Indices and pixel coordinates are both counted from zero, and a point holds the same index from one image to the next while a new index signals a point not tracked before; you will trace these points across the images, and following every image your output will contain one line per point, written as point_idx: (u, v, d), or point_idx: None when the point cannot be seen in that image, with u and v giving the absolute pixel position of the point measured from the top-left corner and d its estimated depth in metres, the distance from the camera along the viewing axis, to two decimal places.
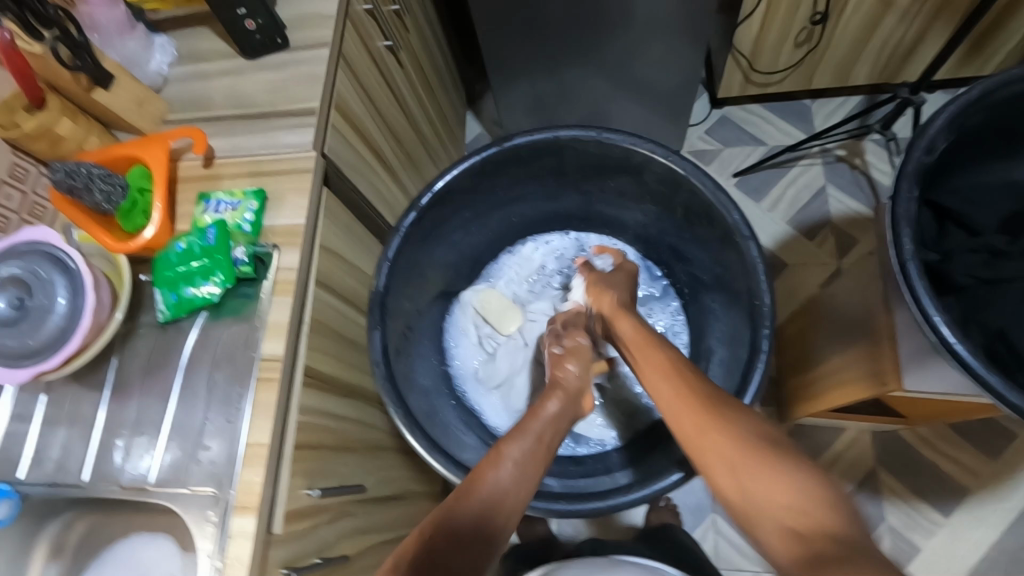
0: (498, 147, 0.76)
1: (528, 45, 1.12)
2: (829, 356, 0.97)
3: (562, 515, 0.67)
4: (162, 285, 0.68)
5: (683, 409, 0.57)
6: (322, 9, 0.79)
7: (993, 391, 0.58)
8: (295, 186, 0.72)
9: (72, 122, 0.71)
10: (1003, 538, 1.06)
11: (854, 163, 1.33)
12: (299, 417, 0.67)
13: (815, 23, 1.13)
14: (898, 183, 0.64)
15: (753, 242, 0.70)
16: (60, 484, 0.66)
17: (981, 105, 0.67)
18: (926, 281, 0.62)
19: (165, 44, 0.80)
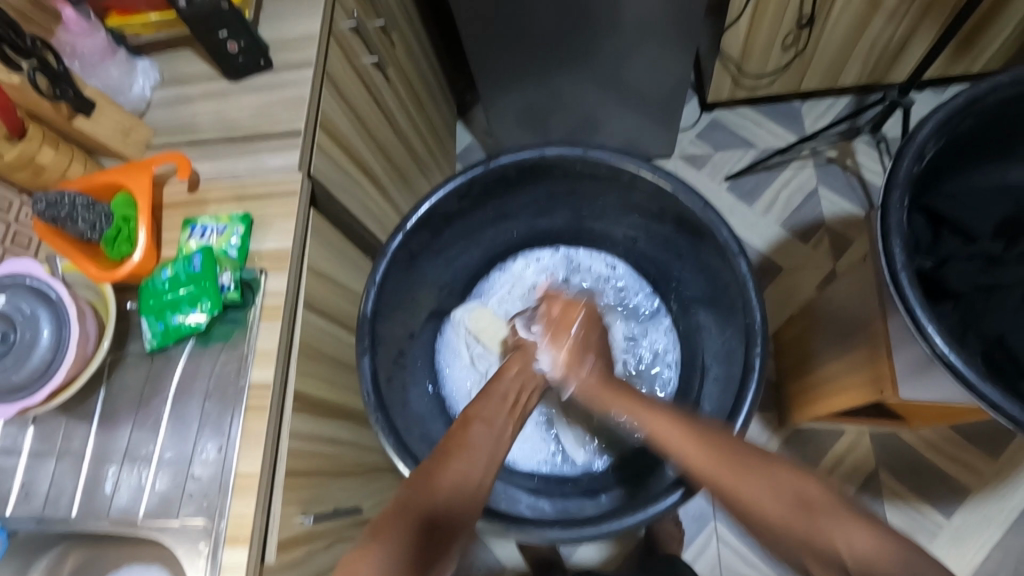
0: (484, 166, 0.76)
1: (516, 56, 1.12)
2: (828, 362, 0.96)
3: (557, 540, 0.66)
4: (149, 314, 0.67)
5: (712, 462, 0.61)
6: (305, 29, 0.78)
7: (990, 401, 0.57)
8: (281, 209, 0.71)
9: (54, 151, 0.70)
10: (1007, 538, 1.06)
11: (846, 165, 1.33)
12: (291, 443, 0.66)
13: (802, 26, 1.13)
14: (888, 192, 0.64)
15: (742, 257, 0.70)
16: (48, 519, 0.65)
17: (970, 110, 0.67)
18: (919, 291, 0.61)
19: (148, 67, 0.80)
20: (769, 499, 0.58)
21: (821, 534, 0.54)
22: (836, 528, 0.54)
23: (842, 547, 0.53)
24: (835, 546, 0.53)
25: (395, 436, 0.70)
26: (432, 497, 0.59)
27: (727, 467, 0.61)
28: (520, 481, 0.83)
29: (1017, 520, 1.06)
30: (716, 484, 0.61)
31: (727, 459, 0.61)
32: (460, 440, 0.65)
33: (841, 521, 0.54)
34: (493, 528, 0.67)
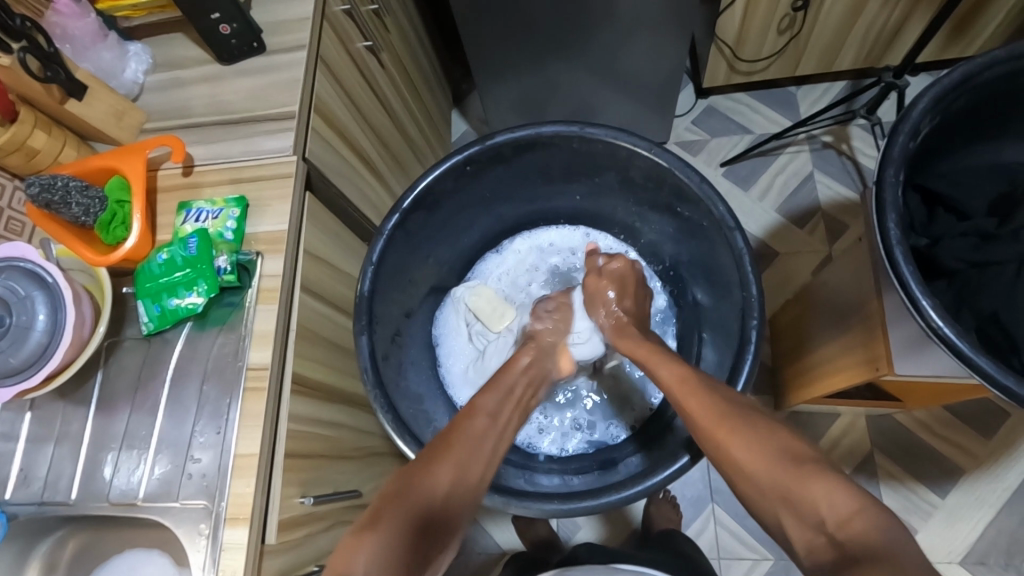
0: (481, 146, 0.75)
1: (510, 42, 1.11)
2: (824, 343, 0.97)
3: (557, 514, 0.67)
4: (145, 297, 0.67)
5: (711, 422, 0.61)
6: (298, 13, 0.78)
7: (985, 373, 0.58)
8: (276, 193, 0.71)
9: (47, 135, 0.70)
10: (1000, 517, 1.07)
11: (841, 149, 1.33)
12: (290, 425, 0.66)
13: (797, 10, 1.13)
14: (884, 169, 0.64)
15: (738, 232, 0.71)
16: (49, 502, 0.65)
17: (965, 86, 0.67)
18: (914, 264, 0.62)
19: (140, 51, 0.79)
20: (756, 456, 0.57)
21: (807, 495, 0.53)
22: (817, 486, 0.53)
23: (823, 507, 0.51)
24: (817, 506, 0.52)
25: (393, 413, 0.70)
26: (424, 491, 0.57)
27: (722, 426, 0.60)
28: (512, 457, 0.83)
29: (1011, 499, 1.07)
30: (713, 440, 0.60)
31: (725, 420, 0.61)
32: (459, 425, 0.64)
33: (825, 479, 0.53)
34: (492, 504, 0.68)
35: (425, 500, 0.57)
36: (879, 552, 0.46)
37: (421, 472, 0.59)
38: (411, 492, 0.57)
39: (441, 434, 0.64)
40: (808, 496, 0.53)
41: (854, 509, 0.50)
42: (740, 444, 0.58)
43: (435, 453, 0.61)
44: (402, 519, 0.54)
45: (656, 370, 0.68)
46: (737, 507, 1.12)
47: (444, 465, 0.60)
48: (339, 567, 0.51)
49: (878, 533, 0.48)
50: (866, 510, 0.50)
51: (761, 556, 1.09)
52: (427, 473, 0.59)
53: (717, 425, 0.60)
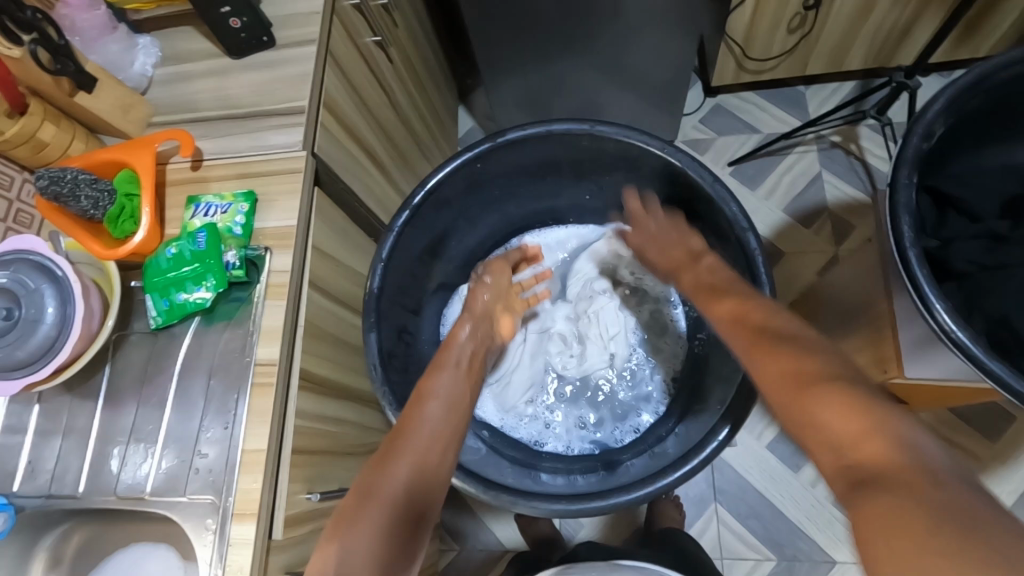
0: (490, 143, 0.75)
1: (519, 38, 1.11)
2: (830, 344, 0.96)
3: (563, 514, 0.66)
4: (153, 291, 0.67)
5: (745, 337, 0.54)
6: (307, 7, 0.77)
7: (997, 377, 0.57)
8: (285, 188, 0.71)
9: (56, 127, 0.70)
10: None
11: (849, 149, 1.32)
12: (297, 421, 0.66)
13: (808, 8, 1.12)
14: (897, 171, 0.63)
15: (751, 233, 0.70)
16: (55, 495, 0.65)
17: (980, 87, 0.67)
18: (926, 267, 0.61)
19: (149, 44, 0.79)
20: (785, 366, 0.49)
21: (810, 417, 0.44)
22: (824, 400, 0.44)
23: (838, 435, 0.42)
24: (817, 427, 0.43)
25: (401, 411, 0.70)
26: (384, 484, 0.54)
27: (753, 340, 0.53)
28: (514, 454, 0.83)
29: (1015, 503, 1.07)
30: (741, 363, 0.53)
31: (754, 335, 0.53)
32: (412, 417, 0.61)
33: (829, 391, 0.44)
34: (499, 502, 0.67)
35: (387, 497, 0.54)
36: (887, 475, 0.38)
37: (381, 467, 0.56)
38: (371, 493, 0.54)
39: (401, 422, 0.62)
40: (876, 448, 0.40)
41: (859, 424, 0.42)
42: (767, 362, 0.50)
43: (391, 446, 0.58)
44: (360, 517, 0.52)
45: (708, 308, 0.61)
46: (740, 507, 1.12)
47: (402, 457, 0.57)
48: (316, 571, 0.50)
49: (894, 451, 0.39)
50: (881, 427, 0.41)
51: (764, 557, 1.09)
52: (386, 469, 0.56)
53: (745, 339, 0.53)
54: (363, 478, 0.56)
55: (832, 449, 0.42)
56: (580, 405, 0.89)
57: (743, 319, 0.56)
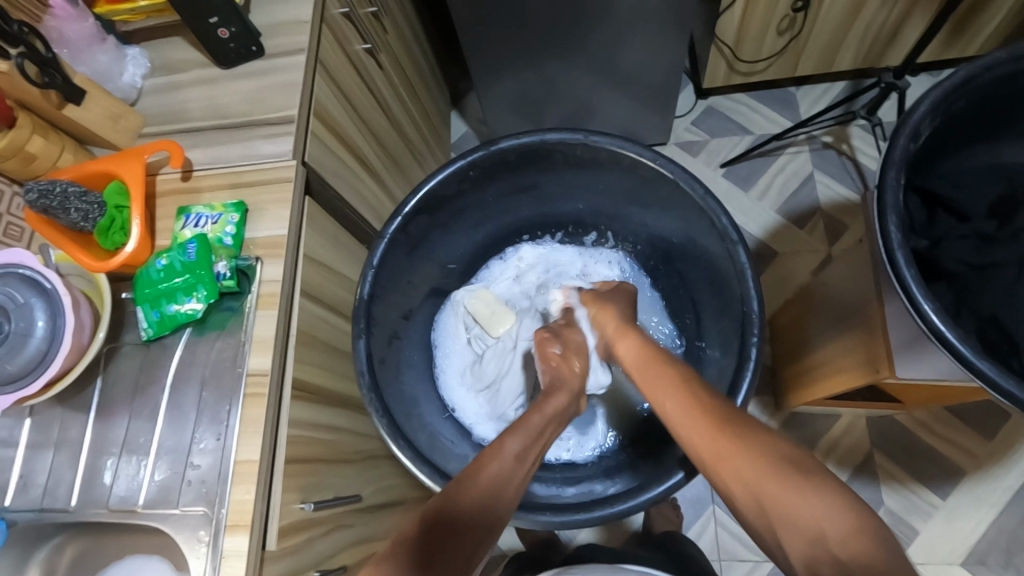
0: (484, 151, 0.75)
1: (509, 43, 1.11)
2: (824, 345, 0.96)
3: (552, 525, 0.66)
4: (143, 303, 0.67)
5: (706, 427, 0.58)
6: (295, 16, 0.77)
7: (986, 377, 0.57)
8: (275, 197, 0.71)
9: (44, 139, 0.70)
10: (1001, 517, 1.07)
11: (841, 149, 1.33)
12: (290, 430, 0.66)
13: (797, 10, 1.12)
14: (884, 173, 0.64)
15: (741, 247, 0.70)
16: (48, 509, 0.65)
17: (966, 88, 0.67)
18: (915, 268, 0.61)
19: (138, 55, 0.79)
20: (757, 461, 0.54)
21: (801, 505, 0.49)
22: (763, 472, 0.53)
23: (795, 513, 0.49)
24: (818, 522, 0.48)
25: (388, 418, 0.70)
26: (461, 506, 0.56)
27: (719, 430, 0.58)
28: None
29: (1011, 499, 1.07)
30: (701, 443, 0.58)
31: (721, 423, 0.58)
32: (493, 442, 0.63)
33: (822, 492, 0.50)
34: None
35: (463, 515, 0.55)
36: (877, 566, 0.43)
37: (467, 480, 0.58)
38: (442, 515, 0.55)
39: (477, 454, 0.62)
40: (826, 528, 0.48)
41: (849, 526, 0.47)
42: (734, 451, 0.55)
43: (473, 465, 0.60)
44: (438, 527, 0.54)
45: (661, 398, 0.64)
46: None
47: (481, 484, 0.58)
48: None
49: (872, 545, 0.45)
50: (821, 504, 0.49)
51: (761, 558, 1.09)
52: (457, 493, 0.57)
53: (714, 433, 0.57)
54: (452, 485, 0.58)
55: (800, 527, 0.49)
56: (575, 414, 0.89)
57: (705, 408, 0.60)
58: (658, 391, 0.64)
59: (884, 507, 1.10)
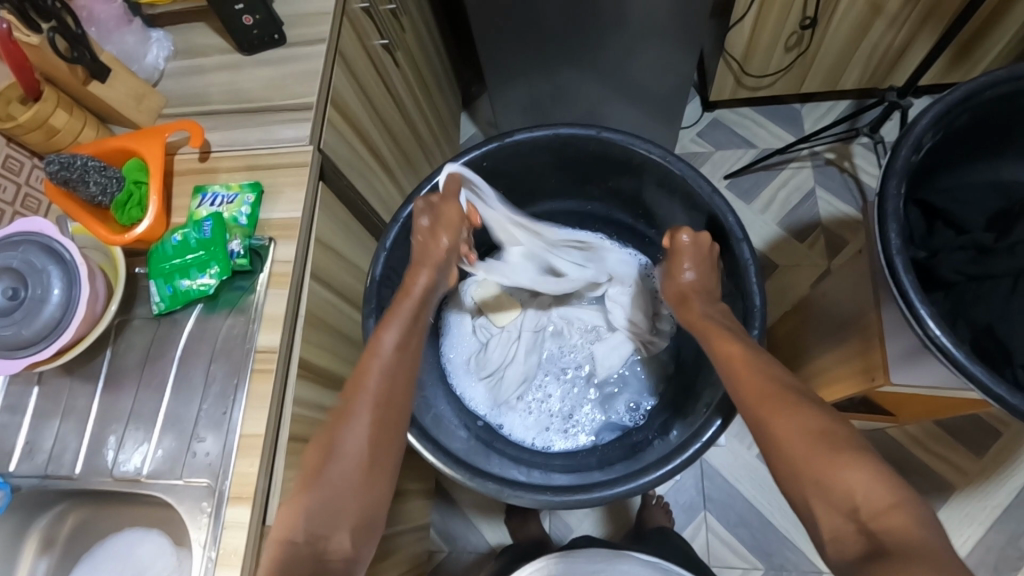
0: (498, 143, 0.77)
1: (524, 48, 1.13)
2: (821, 354, 0.98)
3: (548, 505, 0.67)
4: (157, 277, 0.68)
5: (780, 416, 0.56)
6: (318, 7, 0.79)
7: (979, 382, 0.59)
8: (292, 181, 0.72)
9: (68, 114, 0.71)
10: (989, 535, 1.08)
11: (843, 166, 1.35)
12: (294, 409, 0.67)
13: (805, 27, 1.15)
14: (886, 181, 0.66)
15: (745, 243, 0.72)
16: (52, 475, 0.66)
17: (968, 104, 0.69)
18: (912, 275, 0.63)
19: (163, 38, 0.80)
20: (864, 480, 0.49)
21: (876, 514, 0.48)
22: (849, 474, 0.50)
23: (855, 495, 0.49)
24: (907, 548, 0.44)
25: None
26: (332, 450, 0.59)
27: (792, 428, 0.55)
28: (504, 450, 0.83)
29: (1000, 516, 1.08)
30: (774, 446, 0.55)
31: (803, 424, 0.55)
32: (365, 375, 0.63)
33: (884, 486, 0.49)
34: (486, 490, 0.68)
35: (339, 470, 0.58)
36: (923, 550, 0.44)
37: (335, 429, 0.60)
38: (332, 456, 0.58)
39: (354, 376, 0.64)
40: (840, 484, 0.50)
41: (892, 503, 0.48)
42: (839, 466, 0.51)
43: (345, 410, 0.61)
44: (324, 491, 0.57)
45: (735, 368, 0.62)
46: (729, 515, 1.12)
47: (346, 433, 0.59)
48: (284, 532, 0.54)
49: (916, 528, 0.46)
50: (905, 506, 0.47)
51: (751, 565, 1.09)
52: (343, 431, 0.60)
53: (789, 420, 0.55)
54: (324, 433, 0.60)
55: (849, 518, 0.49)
56: (576, 398, 0.90)
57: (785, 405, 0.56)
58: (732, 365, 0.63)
59: None
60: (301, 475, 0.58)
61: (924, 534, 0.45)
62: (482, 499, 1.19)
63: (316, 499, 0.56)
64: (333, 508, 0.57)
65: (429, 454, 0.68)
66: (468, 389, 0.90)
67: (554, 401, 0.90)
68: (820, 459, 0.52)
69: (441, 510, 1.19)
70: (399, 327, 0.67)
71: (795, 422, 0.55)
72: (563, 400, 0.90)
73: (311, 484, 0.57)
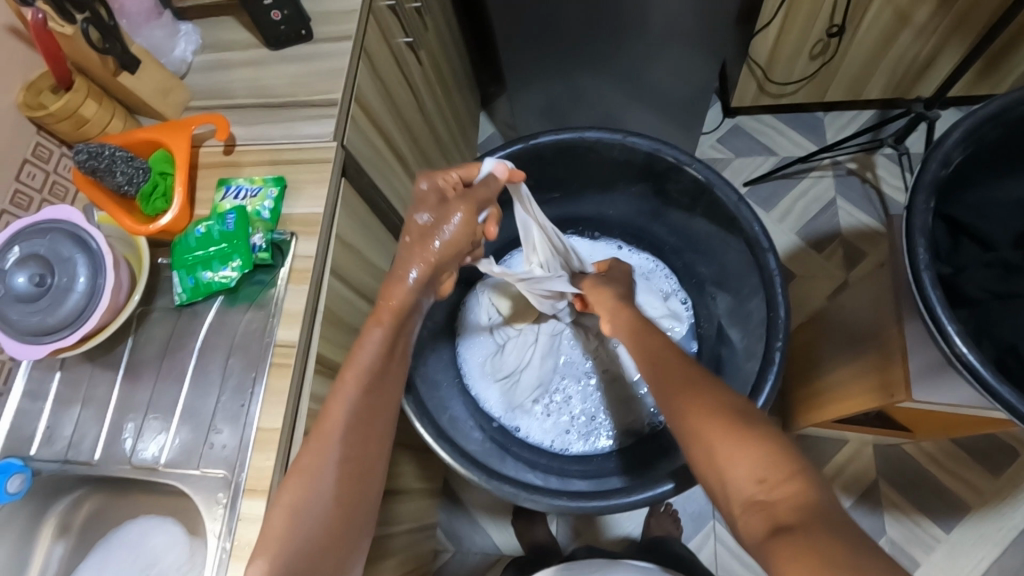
0: (522, 145, 0.77)
1: (547, 49, 1.13)
2: (838, 368, 0.97)
3: (564, 511, 0.67)
4: (180, 269, 0.69)
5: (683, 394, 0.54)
6: (344, 4, 0.79)
7: (1004, 402, 0.58)
8: (315, 177, 0.73)
9: (98, 105, 0.72)
10: (1004, 557, 1.06)
11: (865, 177, 1.33)
12: (311, 404, 0.67)
13: (831, 35, 1.14)
14: (915, 195, 0.65)
15: (771, 253, 0.71)
16: (71, 461, 0.67)
17: (1001, 119, 0.68)
18: (940, 291, 0.62)
19: (191, 32, 0.81)
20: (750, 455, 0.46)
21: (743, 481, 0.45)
22: (735, 450, 0.47)
23: (740, 469, 0.46)
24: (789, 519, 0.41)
25: (413, 394, 0.72)
26: (303, 506, 0.53)
27: (692, 402, 0.53)
28: (520, 453, 0.83)
29: (1016, 539, 1.06)
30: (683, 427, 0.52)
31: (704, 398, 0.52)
32: (336, 412, 0.56)
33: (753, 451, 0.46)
34: (501, 493, 0.68)
35: (310, 526, 0.53)
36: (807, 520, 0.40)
37: (302, 477, 0.54)
38: (302, 511, 0.53)
39: (323, 410, 0.57)
40: (729, 461, 0.47)
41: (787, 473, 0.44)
42: (734, 447, 0.47)
43: (311, 452, 0.55)
44: (298, 547, 0.52)
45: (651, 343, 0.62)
46: None
47: (313, 481, 0.54)
48: None
49: (811, 498, 0.42)
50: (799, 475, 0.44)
51: None
52: (314, 481, 0.54)
53: (692, 397, 0.53)
54: (291, 481, 0.54)
55: (754, 485, 0.45)
56: (593, 403, 0.90)
57: (697, 387, 0.54)
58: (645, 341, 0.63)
59: (885, 536, 1.10)
60: (264, 531, 0.53)
61: (817, 499, 0.42)
62: (490, 501, 1.19)
63: (288, 558, 0.52)
64: (310, 562, 0.53)
65: (445, 453, 0.69)
66: (483, 391, 0.89)
67: (573, 405, 0.90)
68: (716, 438, 0.49)
69: (449, 509, 1.19)
70: (373, 347, 0.59)
71: (709, 400, 0.52)
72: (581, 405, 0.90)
73: (282, 541, 0.52)
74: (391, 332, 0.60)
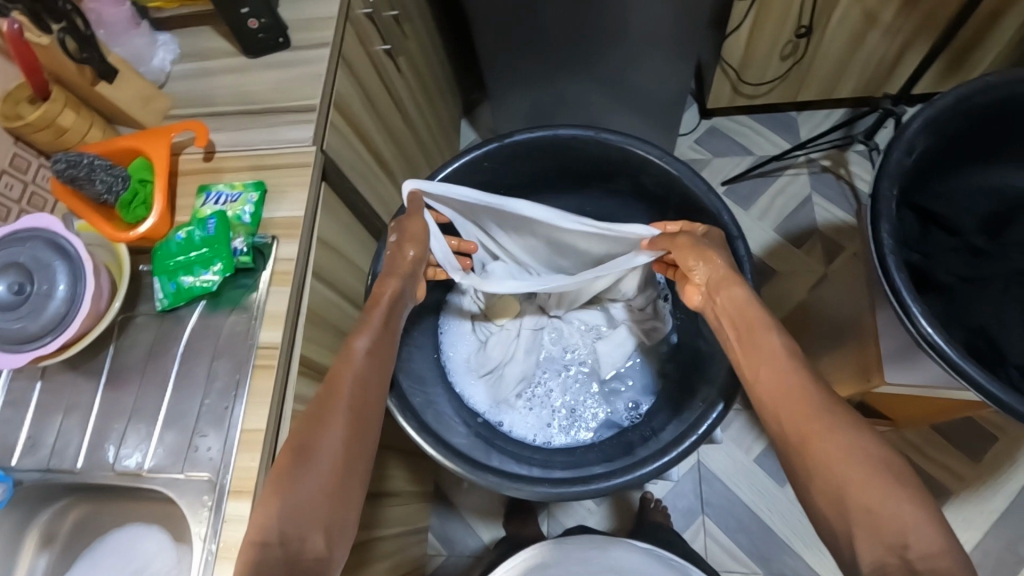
0: (498, 144, 0.79)
1: (524, 55, 1.15)
2: (818, 358, 0.99)
3: (547, 497, 0.68)
4: (162, 274, 0.69)
5: (796, 405, 0.57)
6: (322, 12, 0.81)
7: (971, 380, 0.60)
8: (295, 181, 0.74)
9: (75, 114, 0.72)
10: (986, 540, 1.08)
11: (839, 173, 1.36)
12: (295, 406, 0.68)
13: (800, 36, 1.17)
14: (879, 182, 0.67)
15: (740, 241, 0.73)
16: (54, 470, 0.66)
17: (960, 110, 0.71)
18: (905, 274, 0.64)
19: (169, 42, 0.82)
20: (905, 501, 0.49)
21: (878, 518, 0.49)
22: (882, 491, 0.50)
23: (900, 509, 0.49)
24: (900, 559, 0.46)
25: (397, 393, 0.73)
26: (312, 456, 0.57)
27: (814, 420, 0.55)
28: (504, 446, 0.84)
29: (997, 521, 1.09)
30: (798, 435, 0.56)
31: (821, 409, 0.55)
32: (340, 380, 0.61)
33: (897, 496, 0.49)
34: (486, 483, 0.69)
35: (315, 478, 0.56)
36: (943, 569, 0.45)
37: (308, 437, 0.58)
38: (306, 459, 0.56)
39: (327, 381, 0.62)
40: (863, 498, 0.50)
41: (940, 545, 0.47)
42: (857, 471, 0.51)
43: (320, 412, 0.59)
44: (300, 493, 0.55)
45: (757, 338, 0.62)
46: (728, 519, 1.13)
47: (323, 440, 0.58)
48: (254, 535, 0.53)
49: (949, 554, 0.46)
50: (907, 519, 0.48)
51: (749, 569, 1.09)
52: (320, 436, 0.58)
53: (802, 413, 0.56)
54: (295, 439, 0.58)
55: (890, 547, 0.48)
56: (575, 396, 0.91)
57: (798, 392, 0.57)
58: (754, 333, 0.63)
59: None
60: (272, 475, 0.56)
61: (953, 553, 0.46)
62: (481, 502, 1.19)
63: (288, 502, 0.54)
64: (307, 510, 0.55)
65: (429, 447, 0.69)
66: (468, 388, 0.90)
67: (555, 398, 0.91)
68: (855, 463, 0.51)
69: (439, 512, 1.19)
70: (372, 327, 0.66)
71: (840, 425, 0.54)
72: (563, 398, 0.91)
73: (282, 488, 0.55)
74: (386, 310, 0.68)
